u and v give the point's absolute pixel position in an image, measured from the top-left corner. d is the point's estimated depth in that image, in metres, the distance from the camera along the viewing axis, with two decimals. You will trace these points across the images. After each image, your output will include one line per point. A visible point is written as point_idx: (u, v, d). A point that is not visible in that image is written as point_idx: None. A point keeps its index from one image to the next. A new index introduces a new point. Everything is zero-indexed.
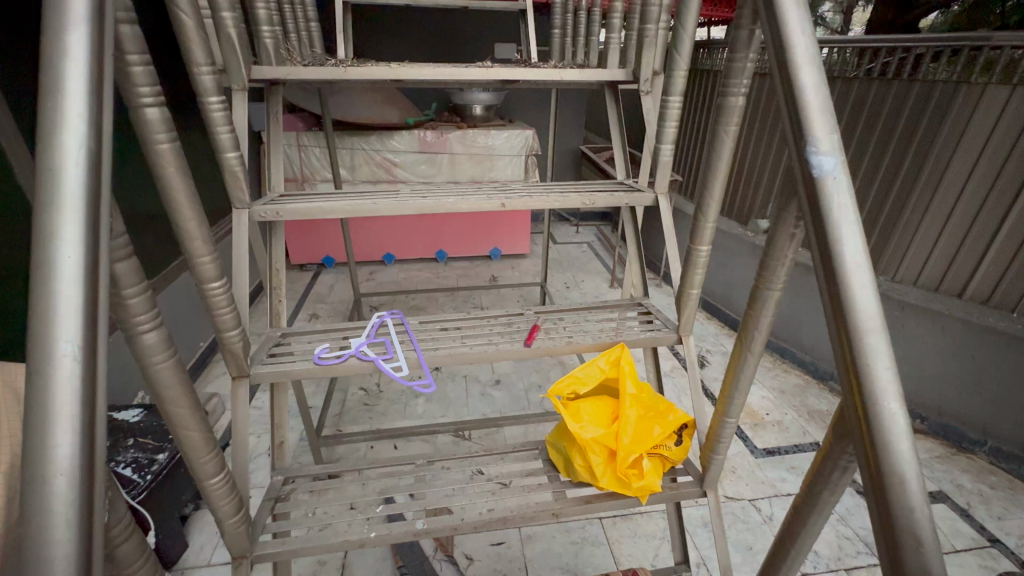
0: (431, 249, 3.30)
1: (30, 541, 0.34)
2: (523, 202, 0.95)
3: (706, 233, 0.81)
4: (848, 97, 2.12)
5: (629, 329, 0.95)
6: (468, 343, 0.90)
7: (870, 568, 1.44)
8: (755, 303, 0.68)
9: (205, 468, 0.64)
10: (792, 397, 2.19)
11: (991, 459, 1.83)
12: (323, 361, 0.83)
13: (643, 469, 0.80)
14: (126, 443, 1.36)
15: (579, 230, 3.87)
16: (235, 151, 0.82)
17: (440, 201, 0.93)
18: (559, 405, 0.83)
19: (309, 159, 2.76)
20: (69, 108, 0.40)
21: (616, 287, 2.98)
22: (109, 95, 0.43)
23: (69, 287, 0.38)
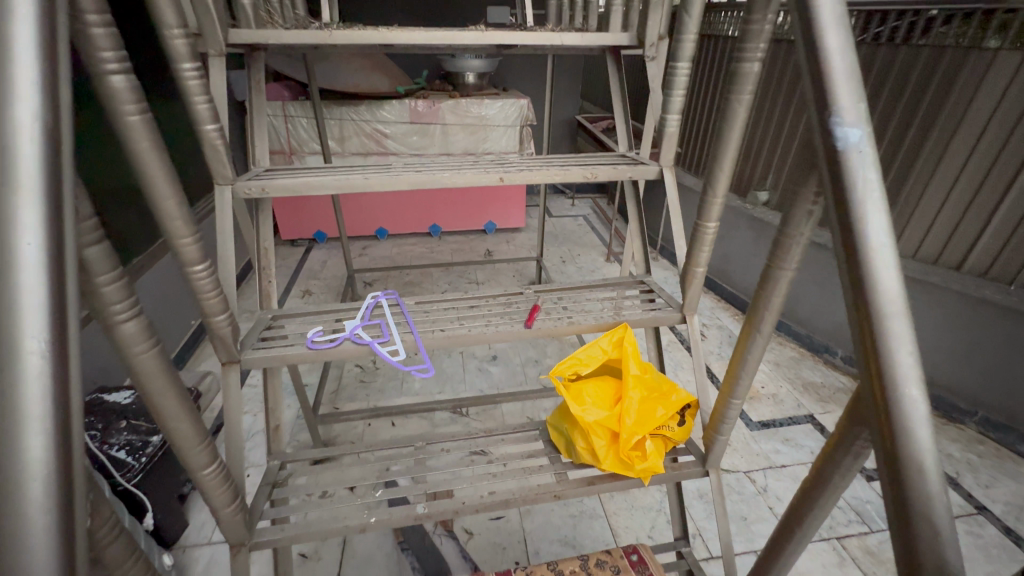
0: (425, 223, 3.24)
1: (4, 558, 0.31)
2: (523, 177, 0.90)
3: (714, 208, 0.78)
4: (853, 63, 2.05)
5: (632, 308, 0.93)
6: (467, 325, 0.87)
7: (861, 536, 1.48)
8: (766, 283, 0.65)
9: (196, 459, 0.62)
10: (787, 370, 2.20)
11: (979, 428, 1.86)
12: (316, 346, 0.80)
13: (646, 450, 0.79)
14: (119, 425, 1.33)
15: (575, 203, 3.81)
16: (214, 124, 0.76)
17: (435, 175, 0.88)
18: (561, 388, 0.82)
19: (296, 131, 2.66)
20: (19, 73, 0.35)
21: (613, 261, 2.95)
22: (66, 59, 0.39)
23: (33, 277, 0.34)
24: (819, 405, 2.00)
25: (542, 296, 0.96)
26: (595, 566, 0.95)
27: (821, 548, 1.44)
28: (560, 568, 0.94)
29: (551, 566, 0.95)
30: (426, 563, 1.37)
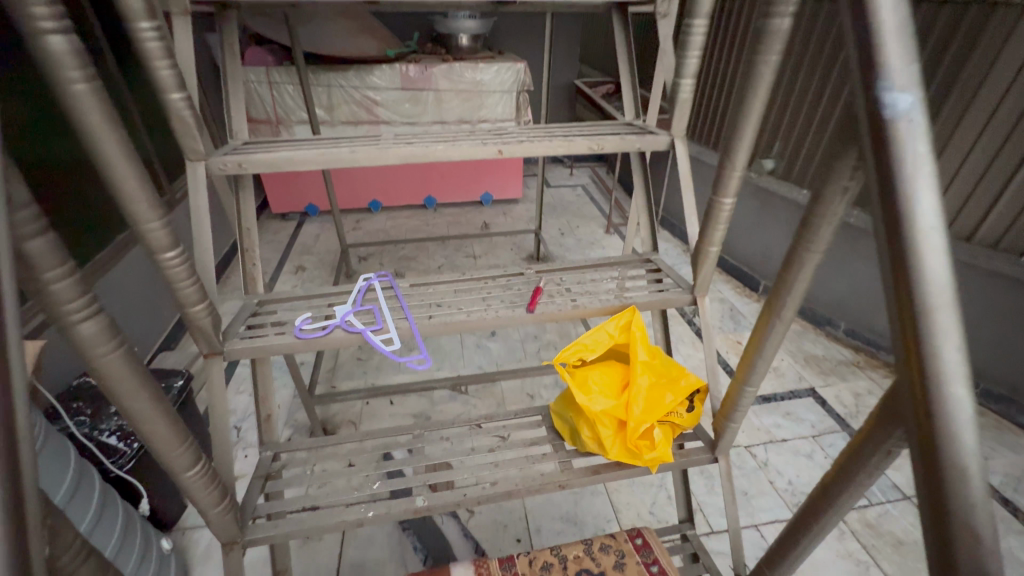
0: (419, 195, 3.14)
1: None
2: (523, 149, 0.83)
3: (732, 183, 0.72)
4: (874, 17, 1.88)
5: (639, 289, 0.88)
6: (465, 310, 0.82)
7: (861, 509, 1.48)
8: (790, 265, 0.60)
9: (178, 461, 0.58)
10: (788, 343, 2.18)
11: (980, 400, 1.85)
12: (305, 335, 0.74)
13: (655, 439, 0.76)
14: (108, 410, 1.29)
15: (573, 173, 3.70)
16: (180, 92, 0.69)
17: (428, 148, 0.81)
18: (565, 375, 0.78)
19: (281, 98, 2.53)
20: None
21: (613, 233, 2.88)
22: None
23: None
24: (821, 378, 1.98)
25: (545, 277, 0.90)
26: (599, 550, 0.93)
27: None
28: (563, 553, 0.93)
29: (554, 551, 0.93)
30: (427, 542, 1.36)
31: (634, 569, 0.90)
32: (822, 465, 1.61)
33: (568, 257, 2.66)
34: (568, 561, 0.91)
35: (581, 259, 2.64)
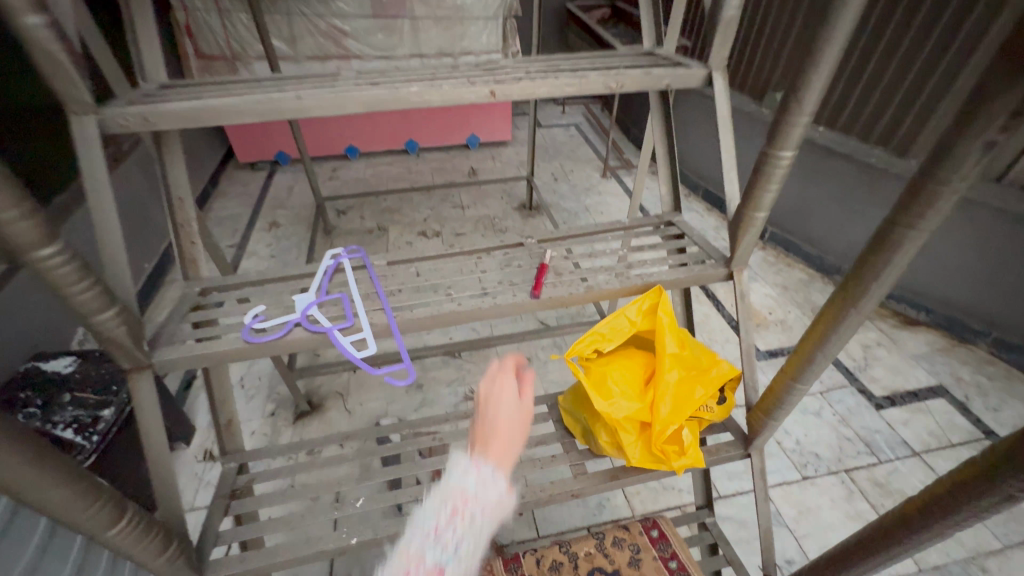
0: (400, 139, 2.88)
1: None
2: (521, 88, 0.64)
3: (795, 132, 0.55)
4: None
5: (661, 263, 0.73)
6: (455, 296, 0.67)
7: (870, 468, 1.45)
8: (883, 246, 0.45)
9: (96, 521, 0.46)
10: (795, 294, 2.07)
11: (991, 350, 1.79)
12: (254, 337, 0.60)
13: (684, 442, 0.65)
14: (62, 400, 1.15)
15: (566, 111, 3.42)
16: (40, 15, 0.48)
17: (397, 90, 0.62)
18: (578, 372, 0.65)
19: (235, 30, 2.20)
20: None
21: (610, 178, 2.69)
22: None
23: None
24: None
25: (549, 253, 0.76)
26: (612, 546, 0.85)
27: (830, 483, 1.41)
28: (572, 550, 0.85)
29: (563, 549, 0.85)
30: None
31: (650, 565, 0.83)
32: (831, 423, 1.56)
33: (563, 205, 2.48)
34: (579, 560, 0.84)
35: (577, 207, 2.46)
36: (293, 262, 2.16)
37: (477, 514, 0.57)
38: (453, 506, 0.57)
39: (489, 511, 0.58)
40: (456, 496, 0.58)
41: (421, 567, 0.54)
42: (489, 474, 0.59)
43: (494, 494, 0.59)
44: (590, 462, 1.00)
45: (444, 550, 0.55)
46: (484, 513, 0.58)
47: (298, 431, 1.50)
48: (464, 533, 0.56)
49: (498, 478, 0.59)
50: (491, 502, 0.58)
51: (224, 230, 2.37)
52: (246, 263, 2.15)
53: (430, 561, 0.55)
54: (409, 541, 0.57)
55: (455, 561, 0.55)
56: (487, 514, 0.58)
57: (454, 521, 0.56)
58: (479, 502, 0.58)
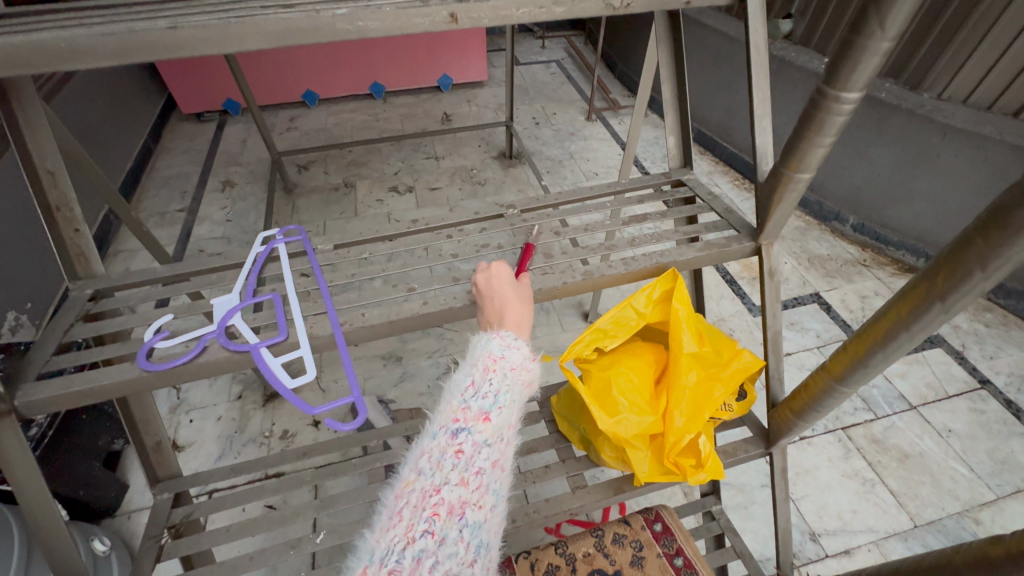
0: (363, 82, 2.59)
1: None
2: (491, 8, 0.48)
3: (864, 64, 0.41)
4: None
5: (671, 237, 0.60)
6: (422, 291, 0.54)
7: (867, 424, 1.41)
8: (1002, 236, 0.32)
9: None
10: (792, 242, 1.97)
11: (989, 296, 1.74)
12: (156, 363, 0.46)
13: (701, 454, 0.55)
14: None
15: (546, 45, 3.13)
16: None
17: (319, 16, 0.45)
18: (574, 381, 0.53)
19: None
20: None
21: (596, 121, 2.48)
22: None
23: None
24: (826, 281, 1.82)
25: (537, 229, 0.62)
26: (612, 544, 0.78)
27: (827, 442, 1.37)
28: (570, 552, 0.77)
29: (559, 550, 0.77)
30: None
31: (654, 564, 0.76)
32: None
33: (546, 152, 2.29)
34: (577, 562, 0.76)
35: (561, 153, 2.28)
36: (252, 226, 1.97)
37: (516, 365, 0.45)
38: (487, 360, 0.45)
39: (526, 365, 0.46)
40: (488, 350, 0.46)
41: (468, 423, 0.42)
42: (516, 329, 0.48)
43: (530, 343, 0.47)
44: (591, 479, 0.92)
45: (488, 403, 0.43)
46: (524, 365, 0.46)
47: (268, 415, 1.39)
48: (508, 383, 0.44)
49: (525, 332, 0.48)
50: (529, 351, 0.47)
51: (171, 192, 2.13)
52: (199, 229, 1.95)
53: (474, 415, 0.43)
54: (443, 406, 0.44)
55: (504, 412, 0.44)
56: (528, 365, 0.46)
57: (493, 373, 0.44)
58: (516, 355, 0.46)
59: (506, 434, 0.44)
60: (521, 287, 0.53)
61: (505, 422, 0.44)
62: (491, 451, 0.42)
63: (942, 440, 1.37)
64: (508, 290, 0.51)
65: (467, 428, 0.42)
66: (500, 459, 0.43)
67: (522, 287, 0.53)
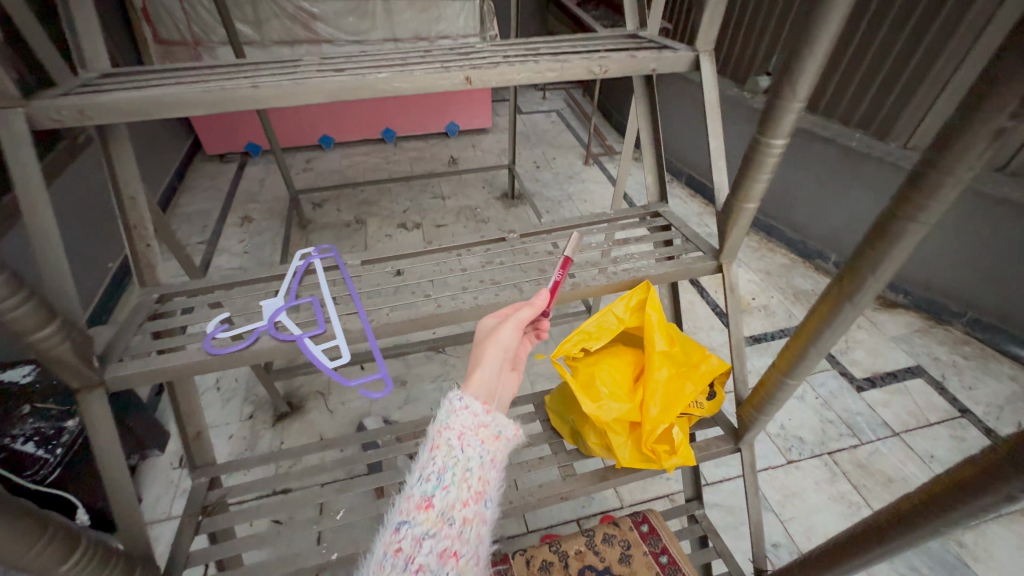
0: (377, 127, 2.80)
1: None
2: (499, 74, 0.60)
3: (786, 120, 0.53)
4: None
5: (647, 257, 0.71)
6: (435, 296, 0.64)
7: (852, 449, 1.47)
8: (879, 243, 0.43)
9: (43, 561, 0.41)
10: (777, 278, 2.08)
11: (966, 329, 1.82)
12: (217, 348, 0.56)
13: (674, 441, 0.63)
14: (21, 412, 1.09)
15: (546, 96, 3.37)
16: None
17: (366, 78, 0.58)
18: (565, 374, 0.63)
19: (196, 14, 2.08)
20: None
21: (592, 165, 2.65)
22: None
23: None
24: None
25: (575, 241, 0.64)
26: (602, 542, 0.84)
27: (814, 466, 1.42)
28: (562, 549, 0.83)
29: (553, 548, 0.83)
30: None
31: (641, 561, 0.82)
32: (814, 406, 1.58)
33: (546, 193, 2.45)
34: (569, 559, 0.82)
35: (560, 195, 2.43)
36: (268, 258, 2.09)
37: (458, 438, 0.54)
38: (433, 442, 0.55)
39: (467, 447, 0.54)
40: (435, 430, 0.55)
41: (411, 515, 0.50)
42: (466, 394, 0.58)
43: (475, 410, 0.56)
44: (579, 468, 0.99)
45: (431, 493, 0.51)
46: (469, 435, 0.55)
47: (277, 434, 1.45)
48: (448, 463, 0.53)
49: (473, 396, 0.58)
50: (475, 418, 0.56)
51: (193, 226, 2.28)
52: (218, 260, 2.07)
53: (419, 505, 0.51)
54: (398, 501, 0.53)
55: (447, 496, 0.51)
56: (473, 434, 0.55)
57: (436, 454, 0.54)
58: (460, 426, 0.55)
59: (450, 522, 0.51)
60: (501, 330, 0.61)
61: (450, 505, 0.51)
62: (434, 541, 0.49)
63: (926, 466, 1.43)
64: (487, 334, 0.62)
65: (410, 519, 0.50)
66: (447, 546, 0.49)
67: (502, 330, 0.61)
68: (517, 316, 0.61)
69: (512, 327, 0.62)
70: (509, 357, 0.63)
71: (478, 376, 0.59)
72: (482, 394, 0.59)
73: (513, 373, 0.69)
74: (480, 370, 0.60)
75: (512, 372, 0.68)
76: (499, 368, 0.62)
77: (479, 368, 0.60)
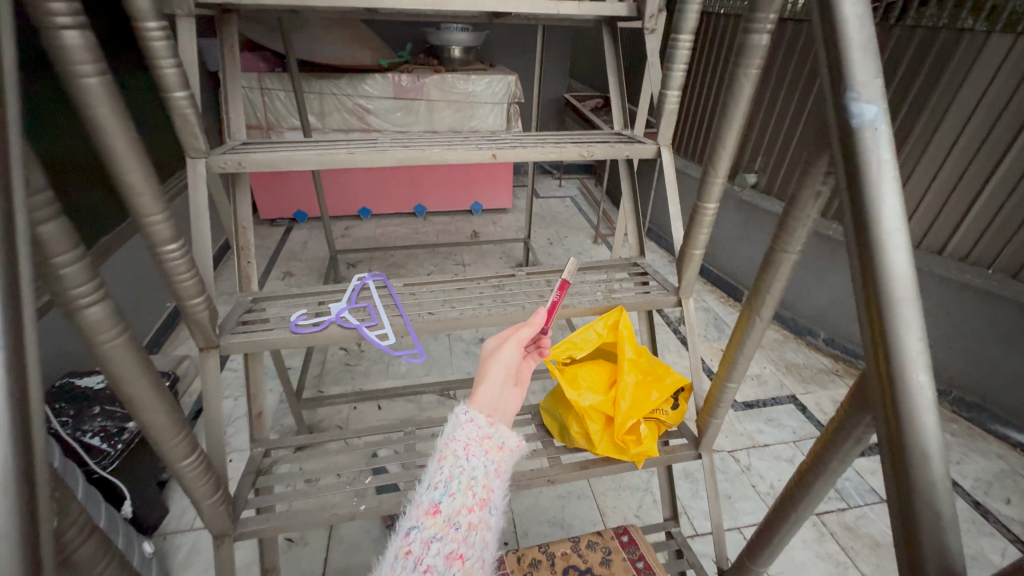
0: (410, 203, 3.17)
1: None
2: (517, 153, 0.86)
3: (714, 190, 0.75)
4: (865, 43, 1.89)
5: (625, 291, 0.91)
6: (458, 309, 0.85)
7: (840, 512, 1.52)
8: (769, 267, 0.63)
9: (175, 450, 0.59)
10: (770, 351, 2.23)
11: (953, 408, 1.86)
12: (301, 330, 0.77)
13: (640, 434, 0.79)
14: (92, 411, 1.27)
15: (562, 184, 3.77)
16: (184, 91, 0.69)
17: (423, 151, 0.83)
18: (556, 373, 0.82)
19: (273, 105, 2.54)
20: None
21: (601, 244, 2.93)
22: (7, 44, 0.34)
23: None
24: (801, 385, 2.03)
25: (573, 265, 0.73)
26: (586, 547, 0.95)
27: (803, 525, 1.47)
28: (551, 550, 0.94)
29: (542, 548, 0.94)
30: None
31: (620, 565, 0.92)
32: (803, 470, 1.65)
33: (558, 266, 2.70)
34: (555, 558, 0.93)
35: None
36: None
37: (464, 448, 0.54)
38: (440, 453, 0.54)
39: (473, 456, 0.54)
40: (441, 443, 0.55)
41: (419, 520, 0.50)
42: (471, 408, 0.58)
43: (479, 423, 0.57)
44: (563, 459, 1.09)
45: (439, 496, 0.51)
46: (474, 446, 0.55)
47: None
48: (454, 472, 0.53)
49: (477, 411, 0.58)
50: (479, 430, 0.56)
51: None
52: None
53: (426, 510, 0.51)
54: (406, 511, 0.52)
55: (453, 503, 0.51)
56: (478, 445, 0.55)
57: (443, 464, 0.53)
58: (465, 438, 0.55)
59: (456, 527, 0.50)
60: (502, 349, 0.66)
61: (456, 511, 0.51)
62: (441, 544, 0.49)
63: None
64: (490, 353, 0.67)
65: (418, 524, 0.50)
66: (454, 550, 0.49)
67: (503, 349, 0.66)
68: (517, 335, 0.68)
69: (513, 346, 0.67)
70: (513, 374, 0.67)
71: (482, 393, 0.61)
72: (486, 408, 0.60)
73: (518, 389, 0.68)
74: (483, 388, 0.61)
75: (516, 389, 0.67)
76: (502, 386, 0.63)
77: (483, 387, 0.62)
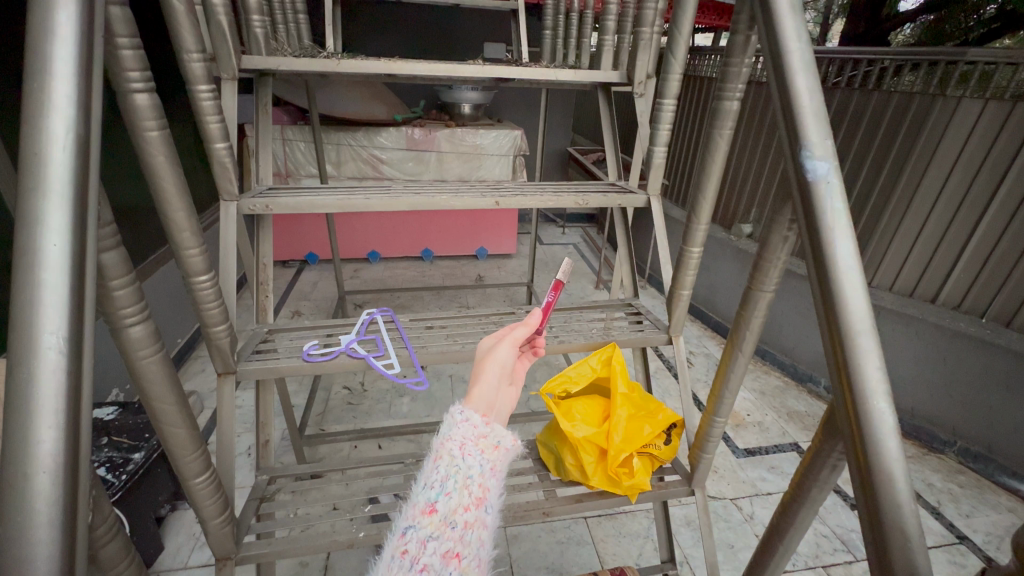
0: (417, 247, 3.28)
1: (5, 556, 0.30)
2: (517, 200, 0.93)
3: (698, 235, 0.81)
4: (847, 106, 2.03)
5: (620, 329, 0.96)
6: (460, 343, 0.91)
7: (846, 565, 1.48)
8: (747, 304, 0.69)
9: (190, 466, 0.62)
10: (772, 398, 2.22)
11: (960, 459, 1.82)
12: (313, 359, 0.83)
13: (633, 467, 0.82)
14: (100, 442, 1.30)
15: (566, 232, 3.89)
16: (224, 142, 0.79)
17: (433, 198, 0.91)
18: (552, 404, 0.86)
19: (293, 154, 2.70)
20: (57, 51, 0.36)
21: (602, 289, 2.99)
22: (98, 89, 0.40)
23: (51, 295, 0.34)
24: (804, 433, 2.01)
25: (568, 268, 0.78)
26: None
27: None
28: None
29: None
30: None
31: None
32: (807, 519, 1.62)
33: None
34: None
35: None
36: None
37: (459, 448, 0.57)
38: (437, 453, 0.58)
39: (467, 452, 0.57)
40: (438, 442, 0.59)
41: (416, 519, 0.54)
42: (466, 408, 0.61)
43: (474, 422, 0.60)
44: (560, 490, 1.09)
45: (435, 495, 0.55)
46: (470, 445, 0.58)
47: None
48: (451, 472, 0.56)
49: (472, 410, 0.62)
50: (474, 429, 0.59)
51: None
52: None
53: (423, 510, 0.54)
54: (402, 512, 0.56)
55: (449, 502, 0.54)
56: (473, 444, 0.58)
57: (439, 463, 0.57)
58: (461, 437, 0.58)
59: (451, 524, 0.54)
60: (498, 348, 0.71)
61: (453, 510, 0.54)
62: (438, 542, 0.52)
63: None
64: (487, 352, 0.71)
65: (415, 524, 0.53)
66: (450, 549, 0.52)
67: (499, 348, 0.70)
68: (512, 335, 0.72)
69: (508, 345, 0.71)
70: (508, 373, 0.70)
71: (476, 393, 0.64)
72: (481, 408, 0.64)
73: (513, 389, 0.72)
74: (480, 386, 0.65)
75: (511, 388, 0.71)
76: (498, 383, 0.67)
77: (478, 385, 0.65)
